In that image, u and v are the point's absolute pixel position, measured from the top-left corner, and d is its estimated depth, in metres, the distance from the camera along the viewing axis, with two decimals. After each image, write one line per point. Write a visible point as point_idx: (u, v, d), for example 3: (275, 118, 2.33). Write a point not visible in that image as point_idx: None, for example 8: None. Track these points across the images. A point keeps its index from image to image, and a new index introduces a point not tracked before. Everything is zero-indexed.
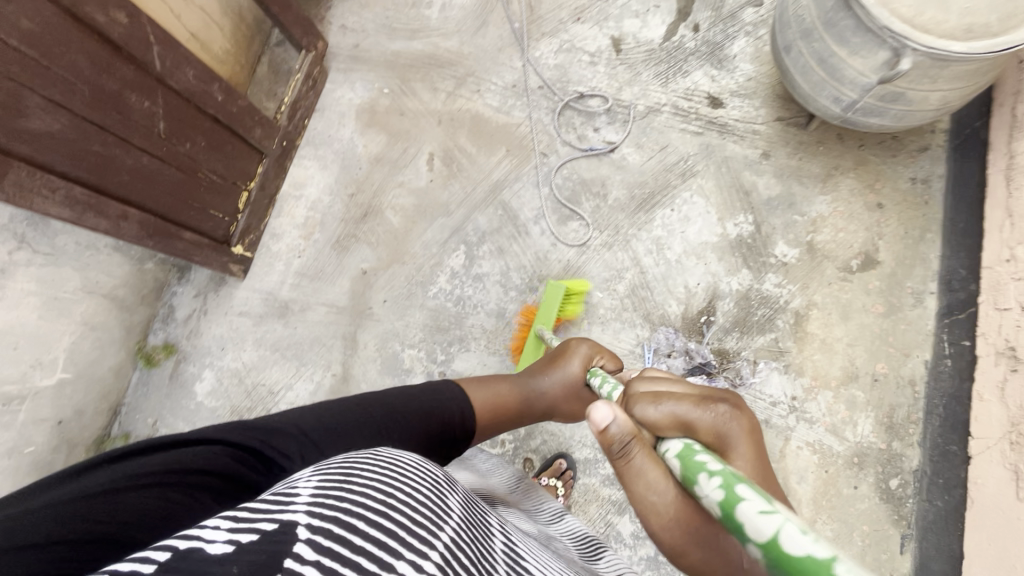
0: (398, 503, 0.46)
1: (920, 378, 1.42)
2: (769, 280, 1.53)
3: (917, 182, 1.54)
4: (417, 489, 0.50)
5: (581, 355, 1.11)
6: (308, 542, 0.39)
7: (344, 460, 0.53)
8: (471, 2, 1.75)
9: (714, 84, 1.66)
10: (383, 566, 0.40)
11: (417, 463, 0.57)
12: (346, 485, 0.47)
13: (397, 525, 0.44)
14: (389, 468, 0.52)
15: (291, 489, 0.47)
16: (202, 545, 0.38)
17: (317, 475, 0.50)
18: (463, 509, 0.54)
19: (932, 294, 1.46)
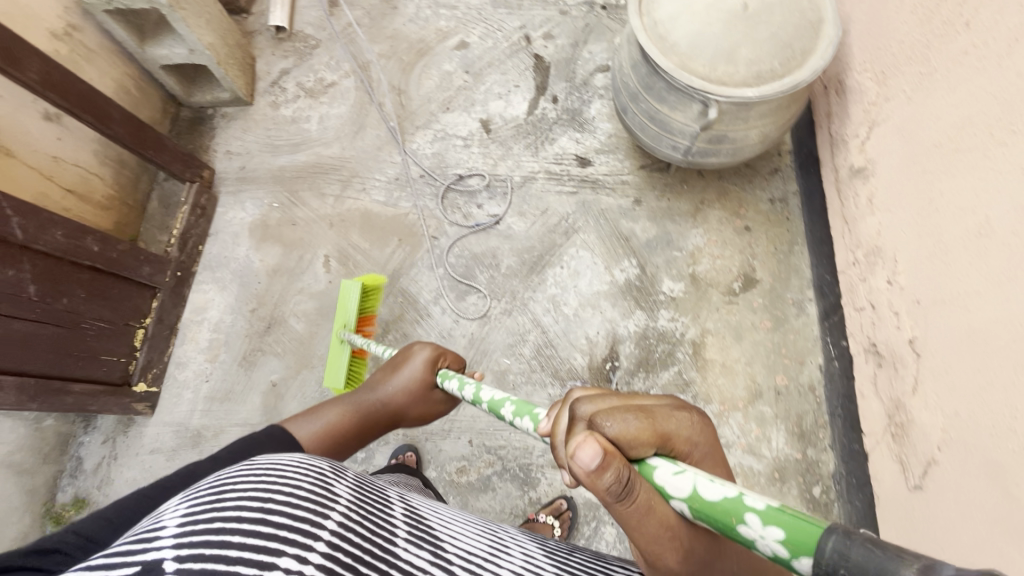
0: (278, 506, 0.45)
1: (817, 382, 1.51)
2: (663, 316, 1.60)
3: (776, 202, 1.69)
4: (299, 484, 0.50)
5: (421, 359, 1.14)
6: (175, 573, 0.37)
7: (211, 483, 0.50)
8: (347, 111, 1.88)
9: (580, 145, 1.80)
10: (263, 566, 0.39)
11: (300, 461, 0.55)
12: (217, 507, 0.45)
13: (277, 525, 0.43)
14: (269, 473, 0.50)
15: (154, 527, 0.45)
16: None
17: (182, 505, 0.47)
18: (354, 493, 0.54)
19: (810, 301, 1.58)
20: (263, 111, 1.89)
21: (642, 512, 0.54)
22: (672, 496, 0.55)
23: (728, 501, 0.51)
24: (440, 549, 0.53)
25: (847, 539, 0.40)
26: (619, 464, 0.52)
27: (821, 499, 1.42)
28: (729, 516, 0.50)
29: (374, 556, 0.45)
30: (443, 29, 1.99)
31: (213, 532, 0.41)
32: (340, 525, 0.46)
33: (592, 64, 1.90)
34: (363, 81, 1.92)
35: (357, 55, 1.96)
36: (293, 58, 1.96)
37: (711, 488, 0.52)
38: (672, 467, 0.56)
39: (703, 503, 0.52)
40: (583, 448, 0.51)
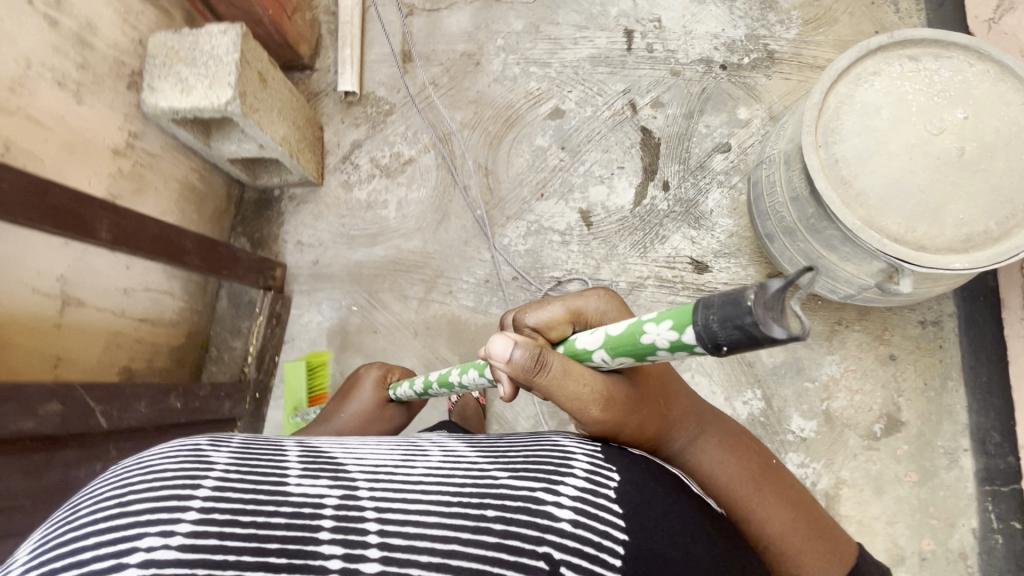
0: (137, 496, 0.46)
1: (970, 550, 1.34)
2: (791, 461, 1.43)
3: (927, 325, 1.46)
4: (165, 465, 0.50)
5: (370, 380, 1.14)
6: None
7: (71, 499, 0.50)
8: (428, 195, 1.67)
9: (695, 246, 1.57)
10: (122, 554, 0.42)
11: (179, 443, 0.55)
12: (73, 523, 0.46)
13: (138, 513, 0.45)
14: (134, 467, 0.51)
15: (20, 557, 0.46)
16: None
17: (46, 528, 0.49)
18: (240, 451, 0.55)
19: (966, 452, 1.39)
20: (334, 193, 1.69)
21: (562, 377, 0.61)
22: (592, 351, 0.61)
23: (629, 328, 0.55)
24: (341, 471, 0.54)
25: (711, 296, 0.44)
26: (527, 342, 0.60)
27: None
28: (631, 337, 0.55)
29: (258, 502, 0.48)
30: (533, 91, 1.73)
31: (72, 543, 0.44)
32: (218, 485, 0.48)
33: (709, 141, 1.63)
34: (444, 158, 1.70)
35: (436, 125, 1.72)
36: (364, 126, 1.73)
37: (616, 325, 0.58)
38: (582, 337, 0.63)
39: (613, 338, 0.58)
40: (498, 342, 0.60)
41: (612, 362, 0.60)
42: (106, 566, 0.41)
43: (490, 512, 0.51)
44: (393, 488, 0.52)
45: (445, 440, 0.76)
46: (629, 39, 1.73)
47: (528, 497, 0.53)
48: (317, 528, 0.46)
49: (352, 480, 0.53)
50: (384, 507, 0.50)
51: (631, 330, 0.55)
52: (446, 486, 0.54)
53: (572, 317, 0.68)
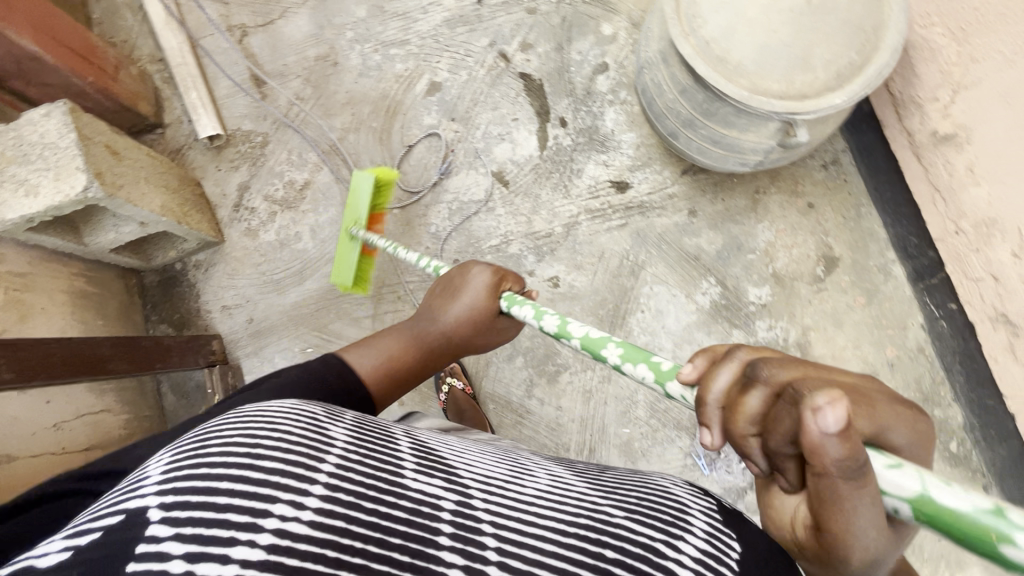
0: (265, 452, 0.49)
1: (925, 343, 1.50)
2: (761, 328, 1.53)
3: (828, 167, 1.59)
4: (288, 430, 0.52)
5: (483, 283, 1.00)
6: (162, 520, 0.43)
7: (194, 436, 0.53)
8: (339, 213, 1.60)
9: (611, 168, 1.61)
10: (256, 513, 0.44)
11: (296, 407, 0.58)
12: (201, 456, 0.48)
13: (265, 472, 0.47)
14: (265, 420, 0.53)
15: (137, 481, 0.49)
16: (38, 559, 0.42)
17: (171, 453, 0.52)
18: (354, 429, 0.58)
19: (895, 262, 1.54)
20: (241, 245, 1.58)
21: (863, 500, 0.48)
22: (892, 495, 0.48)
23: (974, 517, 0.43)
24: (453, 475, 0.56)
25: None
26: (848, 443, 0.45)
27: (960, 452, 1.47)
28: (975, 536, 0.43)
29: (379, 491, 0.50)
30: (403, 73, 1.67)
31: (200, 481, 0.46)
32: (340, 467, 0.50)
33: (587, 66, 1.65)
34: (340, 169, 1.62)
35: (319, 139, 1.64)
36: (244, 166, 1.62)
37: (953, 494, 0.45)
38: (885, 461, 0.49)
39: (939, 507, 0.45)
40: (824, 412, 0.45)
41: (901, 515, 0.49)
42: (241, 523, 0.43)
43: (610, 553, 0.52)
44: (507, 505, 0.54)
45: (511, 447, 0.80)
46: None
47: (647, 546, 0.53)
48: (438, 531, 0.49)
49: (462, 487, 0.55)
50: (501, 522, 0.52)
51: (977, 525, 0.43)
52: (560, 508, 0.56)
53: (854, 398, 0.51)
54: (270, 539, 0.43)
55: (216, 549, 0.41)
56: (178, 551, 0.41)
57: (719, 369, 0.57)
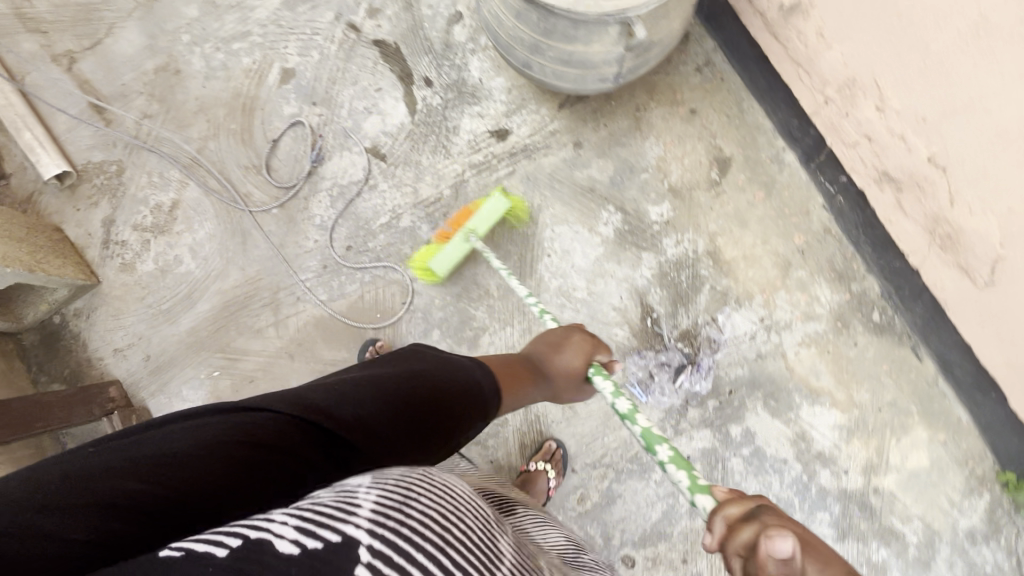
0: (455, 542, 0.44)
1: (829, 222, 1.50)
2: (668, 245, 1.50)
3: (702, 70, 1.56)
4: (468, 524, 0.48)
5: (580, 345, 1.03)
6: (369, 568, 0.38)
7: (402, 471, 0.49)
8: (216, 225, 1.51)
9: (486, 118, 1.55)
10: None
11: (478, 491, 0.54)
12: (413, 503, 0.44)
13: (451, 564, 0.42)
14: (456, 494, 0.50)
15: (352, 490, 0.45)
16: (268, 541, 0.39)
17: (383, 474, 0.48)
18: (532, 558, 0.52)
19: (785, 150, 1.52)
20: (120, 282, 1.48)
21: None
22: None
23: None
24: None
25: None
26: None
27: (884, 321, 1.47)
28: None
29: None
30: (251, 66, 1.57)
31: (408, 538, 0.41)
32: None
33: (440, 18, 1.58)
34: (207, 181, 1.53)
35: (178, 155, 1.54)
36: (105, 200, 1.51)
37: None
38: None
39: None
40: (783, 542, 0.52)
41: None
42: None
43: None
44: None
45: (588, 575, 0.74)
46: None
47: None
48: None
49: None
50: None
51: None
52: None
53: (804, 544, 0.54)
54: None
55: None
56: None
57: (733, 502, 0.61)
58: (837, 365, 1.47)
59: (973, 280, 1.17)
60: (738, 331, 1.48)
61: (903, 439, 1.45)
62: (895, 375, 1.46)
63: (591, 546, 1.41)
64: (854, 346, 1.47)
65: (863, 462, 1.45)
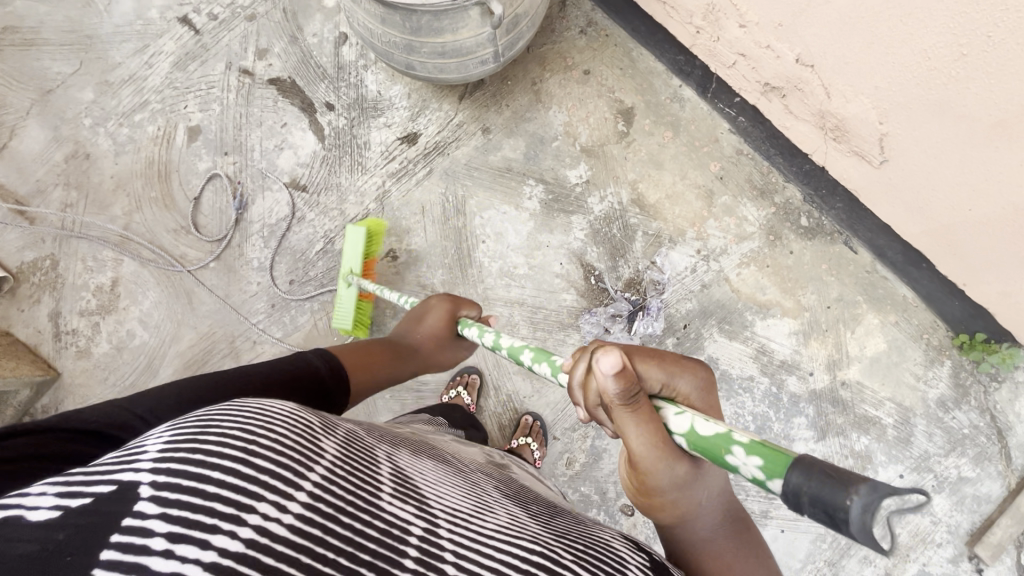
0: (263, 442, 0.42)
1: (739, 144, 1.55)
2: (594, 203, 1.55)
3: (586, 31, 1.61)
4: (283, 425, 0.45)
5: (441, 308, 1.08)
6: (151, 498, 0.36)
7: (202, 411, 0.46)
8: (159, 292, 1.53)
9: (394, 127, 1.59)
10: (239, 505, 0.37)
11: (292, 408, 0.50)
12: (201, 437, 0.41)
13: (258, 467, 0.40)
14: (251, 411, 0.46)
15: (138, 446, 0.42)
16: (21, 513, 0.36)
17: (175, 427, 0.44)
18: (345, 443, 0.50)
19: (681, 86, 1.58)
20: (80, 369, 1.51)
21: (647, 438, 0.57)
22: (674, 435, 0.58)
23: (717, 436, 0.53)
24: (428, 505, 0.48)
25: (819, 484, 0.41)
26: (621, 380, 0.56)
27: (812, 223, 1.53)
28: (720, 446, 0.52)
29: (358, 510, 0.42)
30: (157, 133, 1.60)
31: (189, 461, 0.39)
32: (318, 486, 0.42)
33: (327, 43, 1.61)
34: (141, 252, 1.55)
35: (106, 234, 1.56)
36: (46, 295, 1.53)
37: (707, 426, 0.55)
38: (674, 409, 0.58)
39: (699, 437, 0.55)
40: (609, 357, 0.56)
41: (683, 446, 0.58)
42: (227, 515, 0.36)
43: None
44: (469, 536, 0.46)
45: (473, 468, 0.73)
46: (188, 24, 1.63)
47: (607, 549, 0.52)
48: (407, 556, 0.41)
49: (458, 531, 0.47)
50: (463, 550, 0.44)
51: (723, 439, 0.52)
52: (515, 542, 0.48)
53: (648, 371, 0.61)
54: (249, 535, 0.36)
55: (198, 536, 0.35)
56: (161, 531, 0.35)
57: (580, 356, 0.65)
58: (779, 276, 1.52)
59: (869, 162, 1.23)
60: (679, 267, 1.52)
61: (858, 329, 1.50)
62: (835, 272, 1.52)
63: (589, 503, 1.45)
64: (791, 254, 1.52)
65: (825, 360, 1.50)
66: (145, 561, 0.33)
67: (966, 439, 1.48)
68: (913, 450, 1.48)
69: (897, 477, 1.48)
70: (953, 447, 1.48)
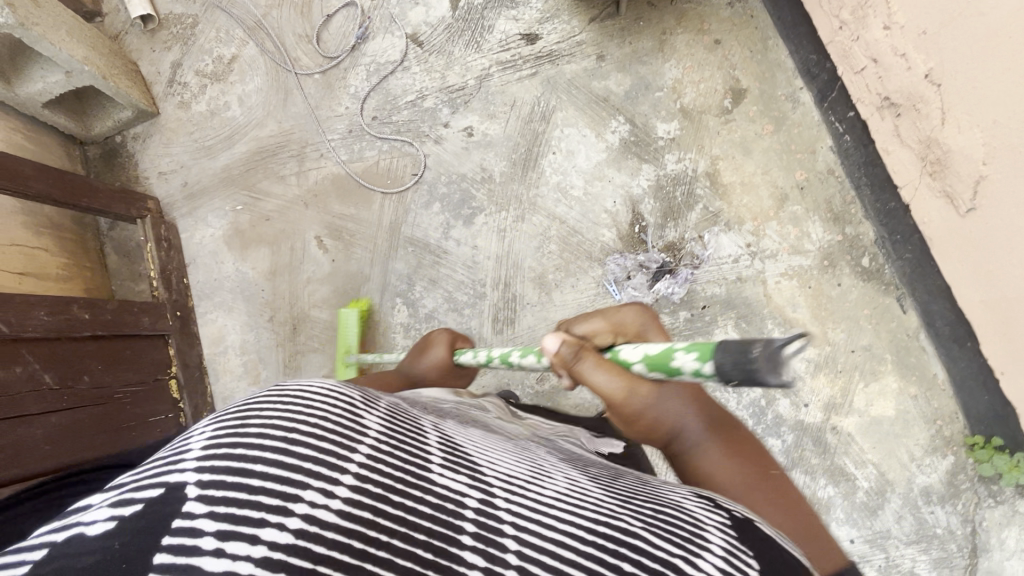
0: (301, 436, 0.44)
1: (834, 164, 1.52)
2: (669, 161, 1.56)
3: (734, 4, 1.61)
4: (327, 412, 0.47)
5: (444, 338, 1.03)
6: (199, 497, 0.39)
7: (240, 400, 0.48)
8: (264, 82, 1.68)
9: (520, 22, 1.66)
10: (286, 497, 0.40)
11: (333, 386, 0.51)
12: (240, 431, 0.43)
13: (300, 457, 0.42)
14: (300, 396, 0.48)
15: (183, 445, 0.44)
16: (80, 530, 0.38)
17: (215, 423, 0.46)
18: (389, 418, 0.52)
19: (801, 89, 1.56)
20: (176, 117, 1.68)
21: (597, 373, 0.68)
22: (633, 363, 0.67)
23: (660, 353, 0.63)
24: (478, 472, 0.51)
25: (725, 345, 0.53)
26: (569, 339, 0.70)
27: (872, 267, 1.48)
28: (663, 359, 0.62)
29: (407, 485, 0.45)
30: None
31: (233, 457, 0.41)
32: (369, 457, 0.45)
33: None
34: (265, 43, 1.71)
35: (244, 17, 1.72)
36: (177, 46, 1.72)
37: (652, 346, 0.65)
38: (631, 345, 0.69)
39: (651, 358, 0.64)
40: (553, 336, 0.70)
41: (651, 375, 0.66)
42: (272, 505, 0.39)
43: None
44: (529, 505, 0.48)
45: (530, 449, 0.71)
46: None
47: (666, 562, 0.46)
48: (461, 530, 0.44)
49: (488, 485, 0.49)
50: (522, 525, 0.46)
51: (667, 350, 0.61)
52: (579, 514, 0.49)
53: (614, 330, 0.75)
54: (298, 525, 0.39)
55: (247, 530, 0.38)
56: (210, 528, 0.37)
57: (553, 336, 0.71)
58: (816, 302, 1.48)
59: (957, 207, 1.18)
60: (723, 252, 1.51)
61: (872, 385, 1.44)
62: (875, 321, 1.46)
63: None
64: (838, 286, 1.48)
65: (825, 398, 1.45)
66: (199, 559, 0.35)
67: (935, 538, 1.40)
68: (875, 523, 1.41)
69: (847, 541, 1.41)
70: (918, 539, 1.40)
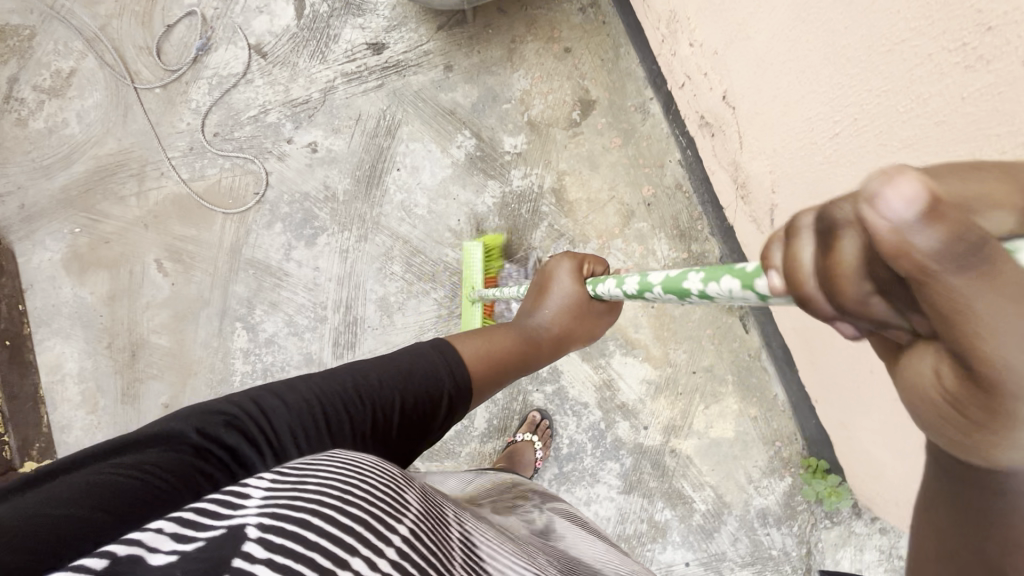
0: (354, 498, 0.42)
1: (681, 179, 1.47)
2: (515, 177, 1.51)
3: (586, 10, 1.54)
4: (373, 485, 0.46)
5: (565, 270, 0.97)
6: (257, 540, 0.36)
7: (298, 466, 0.48)
8: (104, 97, 1.62)
9: (367, 31, 1.59)
10: (337, 560, 0.36)
11: (373, 463, 0.52)
12: (301, 487, 0.43)
13: (353, 519, 0.40)
14: (351, 471, 0.47)
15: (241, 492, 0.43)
16: (143, 553, 0.34)
17: (272, 474, 0.46)
18: (422, 504, 0.49)
19: (651, 100, 1.50)
20: (13, 135, 1.62)
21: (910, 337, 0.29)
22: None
23: None
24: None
25: None
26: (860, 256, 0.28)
27: None
28: None
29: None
30: None
31: (295, 510, 0.39)
32: (409, 536, 0.41)
33: None
34: (105, 55, 1.63)
35: (82, 28, 1.64)
36: (13, 59, 1.63)
37: None
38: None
39: None
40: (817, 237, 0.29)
41: None
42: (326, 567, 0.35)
43: None
44: None
45: (522, 537, 0.67)
46: None
47: None
48: None
49: None
50: None
51: None
52: None
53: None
54: None
55: None
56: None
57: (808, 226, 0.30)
58: (659, 323, 1.43)
59: (762, 233, 1.13)
60: None
61: (712, 407, 1.41)
62: (718, 341, 1.42)
63: None
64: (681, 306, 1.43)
65: (666, 421, 1.42)
66: None
67: (770, 559, 1.38)
68: (711, 545, 1.39)
69: (682, 563, 1.39)
70: (753, 561, 1.38)
